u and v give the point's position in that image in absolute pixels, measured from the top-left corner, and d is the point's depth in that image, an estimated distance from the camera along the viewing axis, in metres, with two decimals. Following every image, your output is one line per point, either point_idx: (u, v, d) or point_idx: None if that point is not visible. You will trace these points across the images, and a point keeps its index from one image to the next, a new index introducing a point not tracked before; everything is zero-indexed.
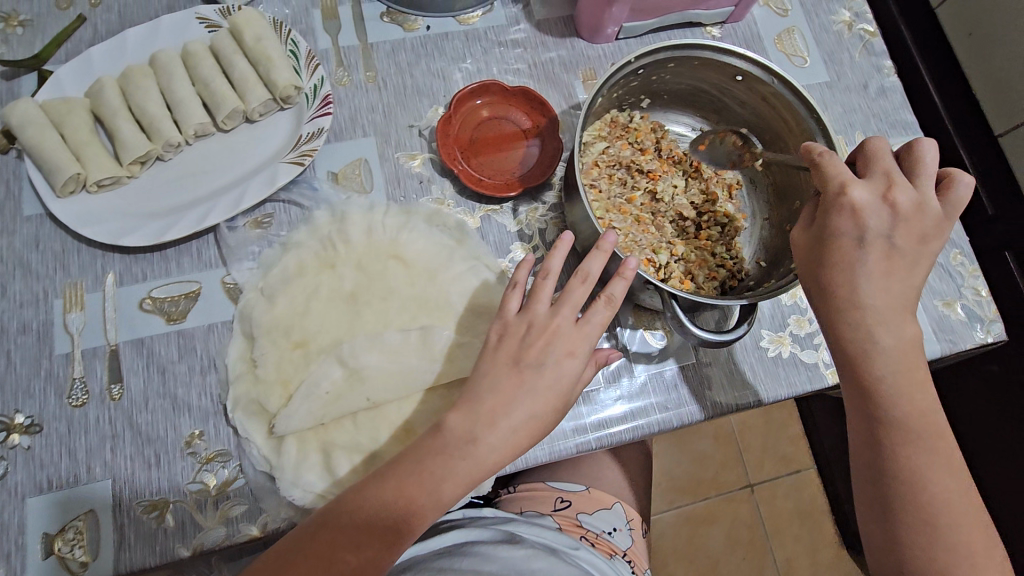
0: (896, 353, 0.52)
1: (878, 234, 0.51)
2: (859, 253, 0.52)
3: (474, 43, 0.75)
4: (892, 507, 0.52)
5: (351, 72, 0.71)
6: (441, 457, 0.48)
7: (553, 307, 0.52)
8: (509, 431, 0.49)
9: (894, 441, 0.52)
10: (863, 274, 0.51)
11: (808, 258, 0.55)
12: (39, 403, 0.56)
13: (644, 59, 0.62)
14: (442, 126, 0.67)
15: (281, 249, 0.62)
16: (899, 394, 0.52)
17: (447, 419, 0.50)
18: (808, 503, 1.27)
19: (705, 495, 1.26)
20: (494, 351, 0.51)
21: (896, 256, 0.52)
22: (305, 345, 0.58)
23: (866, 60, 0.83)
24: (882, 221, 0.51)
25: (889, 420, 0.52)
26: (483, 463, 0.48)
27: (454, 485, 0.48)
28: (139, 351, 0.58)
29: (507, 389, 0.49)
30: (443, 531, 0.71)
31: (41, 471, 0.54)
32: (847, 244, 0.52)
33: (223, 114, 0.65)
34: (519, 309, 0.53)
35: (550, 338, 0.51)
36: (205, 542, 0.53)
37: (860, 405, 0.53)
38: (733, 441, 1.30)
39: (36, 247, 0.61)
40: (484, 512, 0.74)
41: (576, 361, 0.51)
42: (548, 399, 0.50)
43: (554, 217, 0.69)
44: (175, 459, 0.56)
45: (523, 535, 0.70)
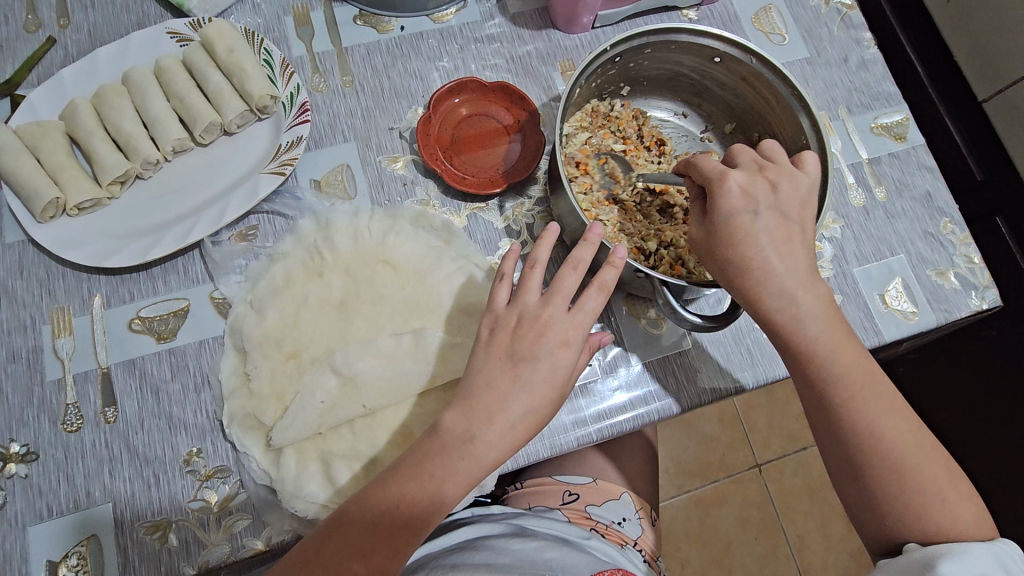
0: (817, 312, 0.52)
1: (763, 208, 0.52)
2: (757, 227, 0.52)
3: (450, 41, 0.74)
4: (857, 464, 0.52)
5: (328, 78, 0.70)
6: (441, 458, 0.48)
7: (543, 297, 0.51)
8: (508, 426, 0.48)
9: (840, 399, 0.52)
10: (761, 243, 0.52)
11: (709, 247, 0.53)
12: (34, 431, 0.56)
13: (621, 45, 0.62)
14: (421, 128, 0.67)
15: (268, 260, 0.62)
16: (829, 352, 0.52)
17: (443, 420, 0.49)
18: (815, 479, 1.28)
19: (712, 478, 1.27)
20: (488, 346, 0.51)
21: (787, 225, 0.53)
22: (298, 355, 0.57)
23: (845, 34, 0.83)
24: (766, 194, 0.52)
25: (829, 379, 0.52)
26: (483, 461, 0.48)
27: (456, 484, 0.48)
28: (130, 372, 0.58)
29: (503, 384, 0.49)
30: (454, 528, 0.73)
31: (40, 499, 0.54)
32: (743, 221, 0.52)
33: (200, 129, 0.64)
34: (509, 300, 0.53)
35: (541, 329, 0.50)
36: (209, 560, 0.53)
37: (799, 370, 0.53)
38: (738, 421, 1.31)
39: (20, 274, 0.60)
40: (492, 509, 0.76)
41: (571, 351, 0.50)
42: (546, 393, 0.49)
43: (541, 211, 0.68)
44: (175, 478, 0.55)
45: (533, 528, 0.71)
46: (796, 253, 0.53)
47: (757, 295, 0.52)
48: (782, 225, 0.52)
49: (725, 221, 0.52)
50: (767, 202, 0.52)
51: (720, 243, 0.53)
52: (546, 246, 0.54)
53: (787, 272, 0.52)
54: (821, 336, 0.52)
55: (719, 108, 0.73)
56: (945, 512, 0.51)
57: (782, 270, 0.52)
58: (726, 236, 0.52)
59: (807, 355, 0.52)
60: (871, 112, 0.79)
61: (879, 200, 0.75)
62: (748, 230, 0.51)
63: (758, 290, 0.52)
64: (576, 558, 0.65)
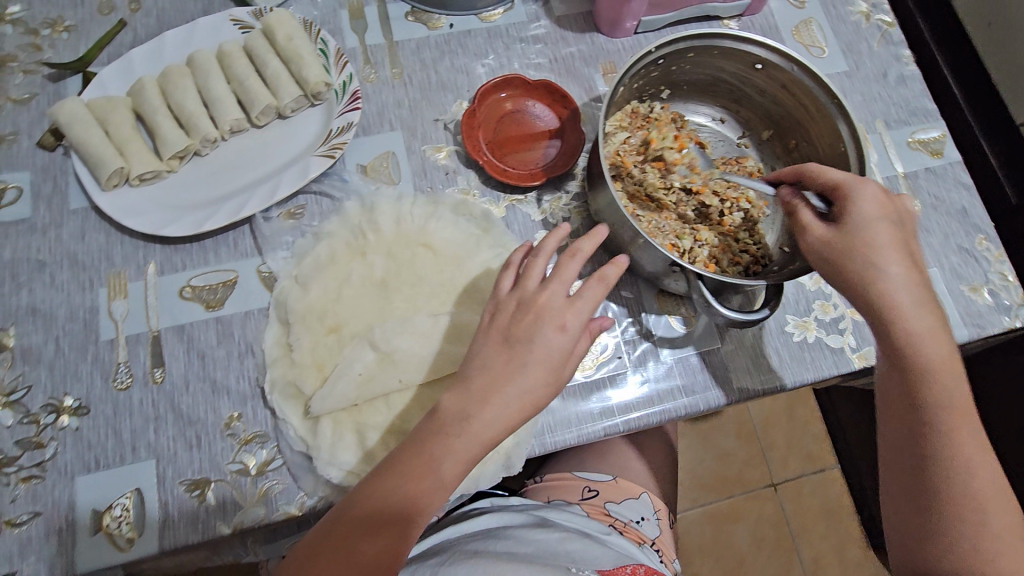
0: (933, 337, 0.54)
1: (898, 222, 0.55)
2: (888, 236, 0.53)
3: (496, 40, 0.77)
4: (933, 498, 0.54)
5: (378, 69, 0.73)
6: (441, 437, 0.49)
7: (543, 282, 0.52)
8: (503, 406, 0.49)
9: (938, 433, 0.53)
10: (890, 255, 0.53)
11: (835, 249, 0.54)
12: (86, 386, 0.58)
13: (666, 48, 0.63)
14: (467, 120, 0.69)
15: (314, 238, 0.64)
16: (942, 381, 0.53)
17: (441, 401, 0.51)
18: (833, 502, 1.27)
19: (728, 493, 1.26)
20: (487, 327, 0.52)
21: (910, 243, 0.55)
22: (339, 329, 0.60)
23: (884, 50, 0.84)
24: (891, 209, 0.55)
25: (934, 409, 0.53)
26: (480, 438, 0.49)
27: (454, 463, 0.49)
28: (180, 337, 0.61)
29: (497, 367, 0.50)
30: (475, 516, 0.76)
31: (88, 451, 0.56)
32: (877, 229, 0.53)
33: (257, 110, 0.67)
34: (511, 286, 0.54)
35: (537, 314, 0.51)
36: (245, 521, 0.55)
37: (905, 400, 0.55)
38: (757, 437, 1.30)
39: (82, 238, 0.63)
40: (511, 501, 0.80)
41: (566, 336, 0.51)
42: (537, 377, 0.50)
43: (577, 206, 0.70)
44: (216, 440, 0.57)
45: (555, 521, 0.74)
46: (916, 273, 0.54)
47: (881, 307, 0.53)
48: (906, 243, 0.55)
49: (861, 229, 0.53)
50: (897, 220, 0.55)
51: (852, 249, 0.53)
52: (553, 237, 0.56)
53: (915, 291, 0.54)
54: (938, 360, 0.54)
55: (757, 114, 0.74)
56: (1010, 564, 0.52)
57: (906, 285, 0.54)
58: (858, 241, 0.53)
59: (919, 381, 0.54)
60: (907, 127, 0.80)
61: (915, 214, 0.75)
62: (880, 239, 0.53)
63: (893, 303, 0.53)
64: (596, 552, 0.67)
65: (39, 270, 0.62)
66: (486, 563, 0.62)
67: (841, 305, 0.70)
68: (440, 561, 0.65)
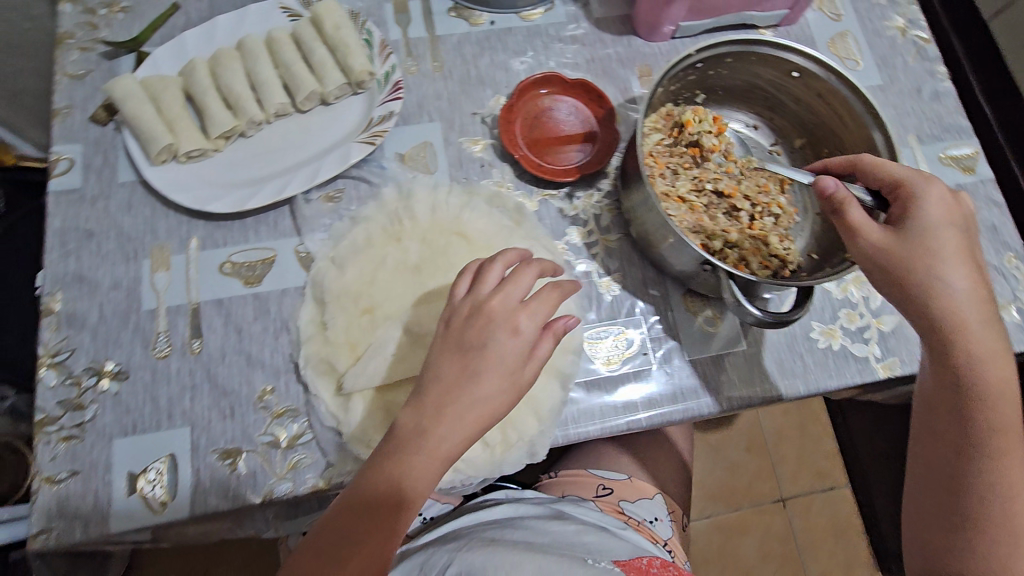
0: (993, 358, 0.53)
1: (965, 234, 0.53)
2: (953, 247, 0.52)
3: (535, 38, 0.78)
4: (965, 516, 0.55)
5: (420, 62, 0.75)
6: (398, 456, 0.48)
7: (497, 288, 0.52)
8: (459, 417, 0.49)
9: (983, 455, 0.54)
10: (956, 266, 0.52)
11: (897, 255, 0.52)
12: (127, 352, 0.60)
13: (705, 52, 0.64)
14: (505, 114, 0.71)
15: (351, 222, 0.66)
16: (994, 405, 0.53)
17: (399, 419, 0.50)
18: (843, 520, 1.26)
19: (736, 505, 1.26)
20: (441, 336, 0.52)
21: (973, 255, 0.53)
22: (372, 311, 0.61)
23: (919, 65, 0.84)
24: (956, 218, 0.53)
25: (981, 432, 0.54)
26: (438, 453, 0.48)
27: (416, 483, 0.48)
28: (218, 310, 0.62)
29: (450, 377, 0.50)
30: (490, 506, 0.77)
31: (126, 415, 0.58)
32: (943, 238, 0.52)
33: (302, 96, 0.68)
34: (465, 293, 0.54)
35: (489, 319, 0.51)
36: (274, 491, 0.56)
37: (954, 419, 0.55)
38: (768, 450, 1.30)
39: (128, 211, 0.65)
40: (525, 494, 0.81)
41: (519, 340, 0.51)
42: (493, 383, 0.50)
43: (608, 204, 0.71)
44: (248, 412, 0.59)
45: (570, 513, 0.74)
46: (980, 285, 0.53)
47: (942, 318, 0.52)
48: (970, 253, 0.53)
49: (925, 236, 0.52)
50: (962, 228, 0.53)
51: (915, 256, 0.51)
52: (510, 251, 0.56)
53: (981, 306, 0.52)
54: (994, 381, 0.53)
55: (791, 122, 0.74)
56: None
57: (970, 298, 0.52)
58: (921, 249, 0.51)
59: (972, 402, 0.54)
60: (939, 142, 0.80)
61: None
62: (946, 249, 0.51)
63: (955, 317, 0.52)
64: (612, 543, 0.68)
65: (87, 239, 0.64)
66: (501, 551, 0.62)
67: (867, 314, 0.70)
68: (457, 548, 0.66)
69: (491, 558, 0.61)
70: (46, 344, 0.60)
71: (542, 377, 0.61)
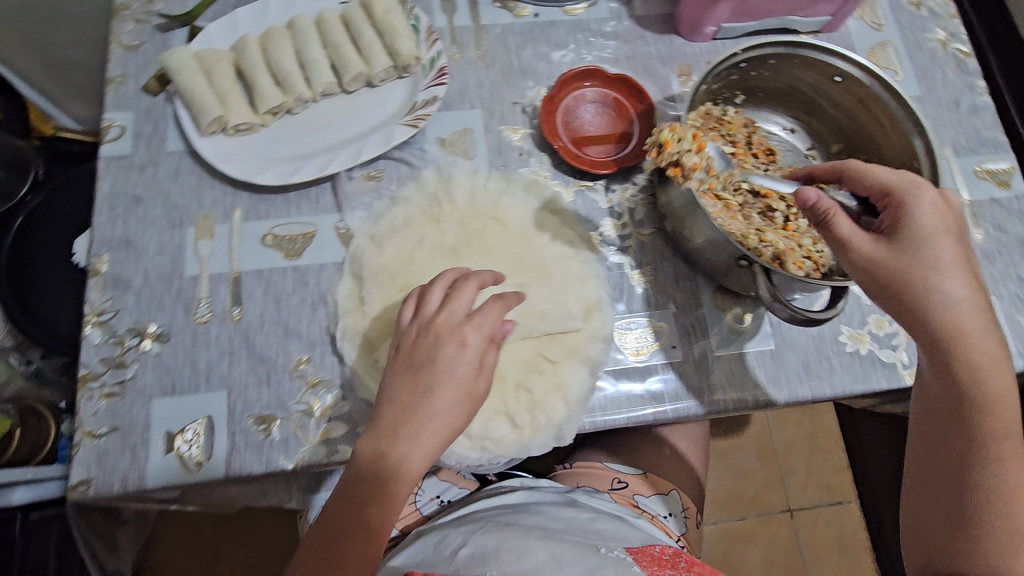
0: (994, 364, 0.52)
1: (958, 238, 0.52)
2: (947, 252, 0.51)
3: (577, 33, 0.79)
4: (971, 525, 0.51)
5: (464, 50, 0.76)
6: (364, 484, 0.50)
7: (441, 306, 0.54)
8: (417, 436, 0.50)
9: (988, 460, 0.52)
10: (952, 272, 0.51)
11: (890, 260, 0.51)
12: (169, 315, 0.62)
13: (750, 51, 0.65)
14: (546, 104, 0.72)
15: (391, 202, 0.67)
16: (998, 409, 0.52)
17: (358, 447, 0.52)
18: (848, 535, 1.26)
19: (742, 513, 1.26)
20: (392, 361, 0.53)
21: (968, 262, 0.52)
22: (409, 288, 0.62)
23: (958, 78, 0.84)
24: (948, 224, 0.52)
25: (987, 435, 0.52)
26: (405, 475, 0.50)
27: (389, 511, 0.50)
28: (259, 280, 0.64)
29: (403, 396, 0.52)
30: (505, 493, 0.78)
31: (166, 376, 0.59)
32: (936, 243, 0.51)
33: (349, 76, 0.70)
34: (411, 318, 0.55)
35: (436, 336, 0.53)
36: (306, 458, 0.58)
37: (957, 422, 0.53)
38: (777, 461, 1.31)
39: (176, 179, 0.67)
40: (540, 484, 0.82)
41: (467, 352, 0.53)
42: (447, 396, 0.51)
43: (643, 198, 0.72)
44: (284, 380, 0.60)
45: (583, 502, 0.75)
46: (976, 293, 0.52)
47: (938, 324, 0.51)
48: (966, 261, 0.52)
49: (918, 242, 0.51)
50: (956, 234, 0.52)
51: (911, 262, 0.51)
52: (450, 271, 0.58)
53: (981, 315, 0.52)
54: (996, 388, 0.52)
55: (829, 127, 0.75)
56: None
57: (968, 304, 0.51)
58: (915, 254, 0.51)
59: (976, 402, 0.52)
60: (976, 156, 0.80)
61: (977, 242, 0.76)
62: (942, 254, 0.51)
63: (957, 322, 0.51)
64: (628, 531, 0.69)
65: (134, 205, 0.65)
66: (515, 535, 0.63)
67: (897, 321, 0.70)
68: (474, 530, 0.67)
69: (507, 541, 0.62)
70: (92, 304, 0.61)
71: (572, 363, 0.62)
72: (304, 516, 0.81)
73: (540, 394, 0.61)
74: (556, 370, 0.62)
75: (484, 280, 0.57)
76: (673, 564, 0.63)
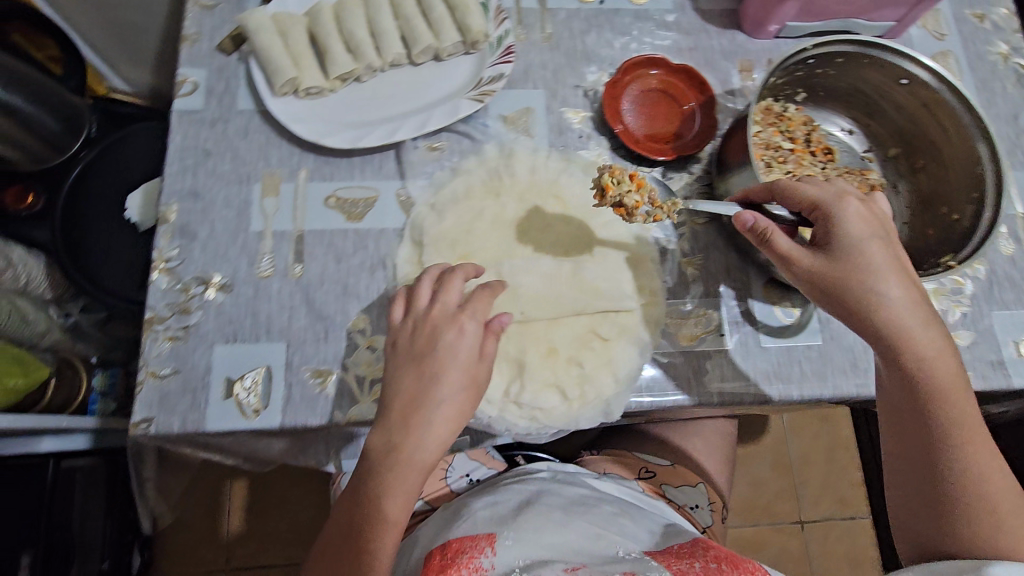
0: (936, 355, 0.54)
1: (885, 240, 0.56)
2: (877, 255, 0.55)
3: (641, 22, 0.80)
4: (946, 502, 0.54)
5: (529, 31, 0.77)
6: (379, 474, 0.53)
7: (434, 300, 0.57)
8: (428, 424, 0.53)
9: (951, 443, 0.54)
10: (883, 276, 0.54)
11: (829, 271, 0.55)
12: (233, 267, 0.63)
13: (820, 48, 0.65)
14: (609, 88, 0.73)
15: (452, 172, 0.69)
16: (949, 396, 0.54)
17: (369, 439, 0.54)
18: (860, 550, 1.26)
19: (754, 521, 1.27)
20: (393, 355, 0.56)
21: (898, 259, 0.56)
22: (468, 257, 0.64)
23: (1019, 93, 0.84)
24: (874, 228, 0.56)
25: (945, 421, 0.54)
26: (416, 462, 0.53)
27: (400, 498, 0.53)
28: (320, 240, 0.65)
29: (409, 386, 0.54)
30: (531, 474, 0.80)
31: (228, 325, 0.61)
32: (867, 248, 0.55)
33: (418, 49, 0.71)
34: (405, 315, 0.58)
35: (435, 326, 0.56)
36: (359, 414, 0.59)
37: (912, 414, 0.56)
38: (792, 471, 1.31)
39: (245, 137, 0.68)
40: (567, 467, 0.83)
41: (466, 337, 0.55)
42: (452, 382, 0.54)
43: (699, 188, 0.72)
44: (341, 337, 0.62)
45: (606, 489, 0.77)
46: (910, 288, 0.55)
47: (879, 329, 0.55)
48: (895, 261, 0.55)
49: (850, 249, 0.55)
50: (882, 235, 0.56)
51: (847, 270, 0.54)
52: (435, 267, 0.60)
53: (916, 310, 0.55)
54: (944, 376, 0.54)
55: (888, 130, 0.75)
56: None
57: (903, 302, 0.55)
58: (850, 261, 0.54)
59: (927, 393, 0.54)
60: None
61: None
62: (874, 259, 0.54)
63: (899, 323, 0.54)
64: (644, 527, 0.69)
65: (204, 158, 0.67)
66: (536, 513, 0.66)
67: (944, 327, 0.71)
68: (494, 508, 0.69)
69: (523, 522, 0.64)
70: (160, 251, 0.63)
71: (622, 342, 0.63)
72: (335, 482, 0.82)
73: (591, 369, 0.62)
74: (607, 348, 0.63)
75: (470, 273, 0.59)
76: (692, 554, 0.61)
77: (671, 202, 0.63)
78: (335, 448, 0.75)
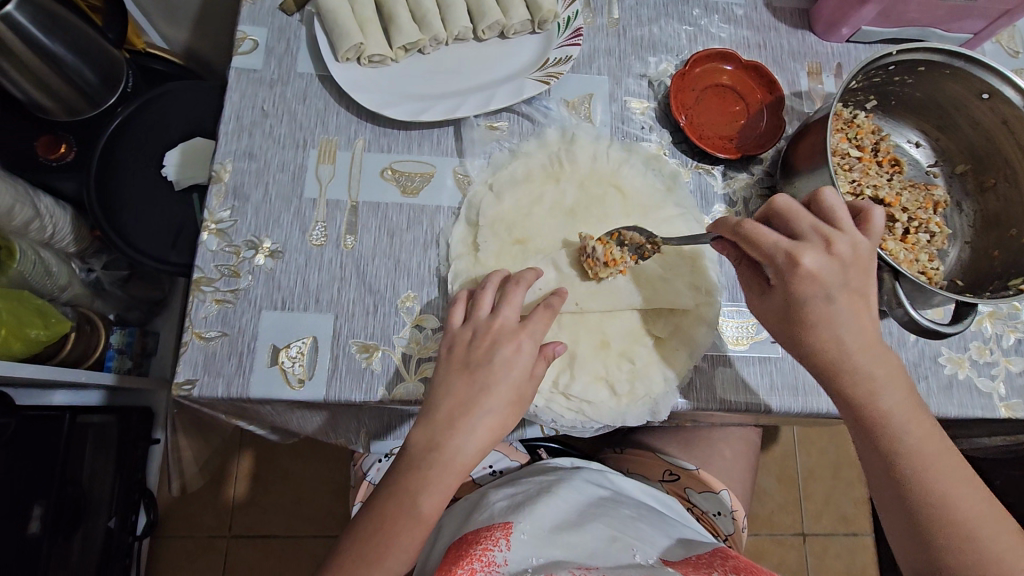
0: (884, 384, 0.52)
1: (841, 287, 0.52)
2: (829, 307, 0.52)
3: (711, 15, 0.78)
4: (926, 531, 0.52)
5: (596, 15, 0.75)
6: (415, 473, 0.52)
7: (495, 310, 0.56)
8: (471, 429, 0.53)
9: (911, 472, 0.52)
10: (836, 326, 0.52)
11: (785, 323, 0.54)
12: (285, 234, 0.62)
13: (903, 55, 0.63)
14: (677, 81, 0.71)
15: (511, 154, 0.67)
16: (903, 423, 0.52)
17: (410, 435, 0.54)
18: (857, 567, 1.25)
19: (754, 531, 1.26)
20: (444, 359, 0.55)
21: (854, 299, 0.52)
22: (524, 242, 0.63)
23: None
24: (834, 277, 0.51)
25: (905, 448, 0.52)
26: (453, 465, 0.52)
27: (432, 496, 0.52)
28: (375, 212, 0.63)
29: (460, 389, 0.53)
30: (552, 468, 0.78)
31: (277, 292, 0.60)
32: (816, 305, 0.52)
33: (485, 24, 0.68)
34: (464, 319, 0.57)
35: (494, 338, 0.54)
36: (403, 393, 0.58)
37: (870, 445, 0.53)
38: (797, 484, 1.30)
39: (303, 101, 0.67)
40: (590, 464, 0.81)
41: (523, 354, 0.54)
42: (500, 395, 0.53)
43: (759, 190, 0.70)
44: (390, 313, 0.60)
45: (627, 489, 0.76)
46: (856, 323, 0.52)
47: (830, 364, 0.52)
48: (847, 302, 0.52)
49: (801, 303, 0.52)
50: (839, 281, 0.51)
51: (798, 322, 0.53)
52: (497, 273, 0.58)
53: (861, 344, 0.52)
54: (897, 405, 0.52)
55: (958, 146, 0.73)
56: None
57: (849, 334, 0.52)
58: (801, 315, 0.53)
59: (879, 425, 0.52)
60: None
61: None
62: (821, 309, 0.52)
63: (845, 362, 0.52)
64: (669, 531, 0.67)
65: (260, 119, 0.65)
66: (549, 503, 0.65)
67: (997, 351, 0.69)
68: (513, 500, 0.67)
69: (537, 517, 0.61)
70: (212, 210, 0.62)
71: (672, 341, 0.61)
72: (359, 462, 0.81)
73: (643, 365, 0.60)
74: (660, 346, 0.61)
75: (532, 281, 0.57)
76: (709, 563, 0.57)
77: (642, 240, 0.62)
78: (366, 432, 0.74)
